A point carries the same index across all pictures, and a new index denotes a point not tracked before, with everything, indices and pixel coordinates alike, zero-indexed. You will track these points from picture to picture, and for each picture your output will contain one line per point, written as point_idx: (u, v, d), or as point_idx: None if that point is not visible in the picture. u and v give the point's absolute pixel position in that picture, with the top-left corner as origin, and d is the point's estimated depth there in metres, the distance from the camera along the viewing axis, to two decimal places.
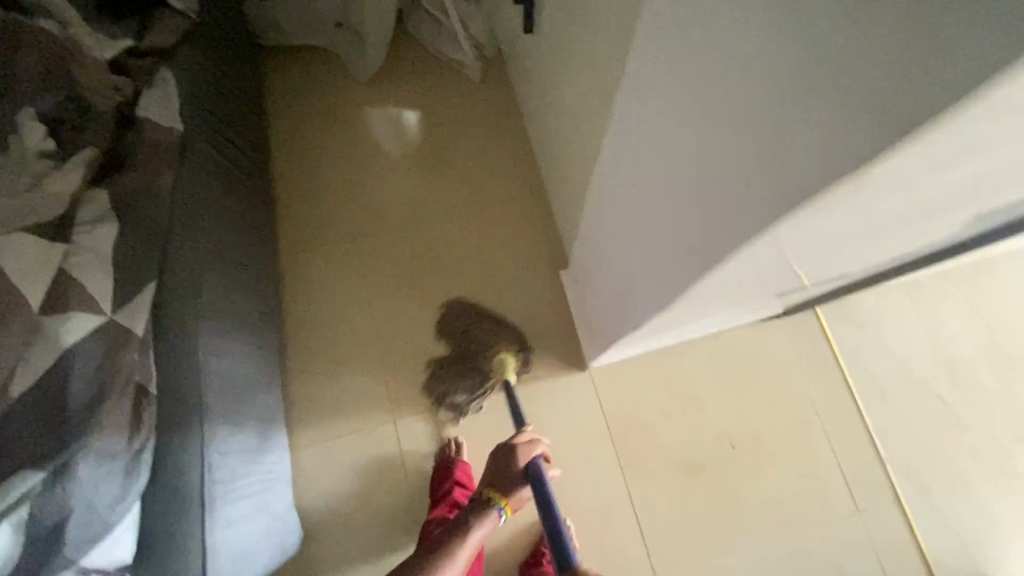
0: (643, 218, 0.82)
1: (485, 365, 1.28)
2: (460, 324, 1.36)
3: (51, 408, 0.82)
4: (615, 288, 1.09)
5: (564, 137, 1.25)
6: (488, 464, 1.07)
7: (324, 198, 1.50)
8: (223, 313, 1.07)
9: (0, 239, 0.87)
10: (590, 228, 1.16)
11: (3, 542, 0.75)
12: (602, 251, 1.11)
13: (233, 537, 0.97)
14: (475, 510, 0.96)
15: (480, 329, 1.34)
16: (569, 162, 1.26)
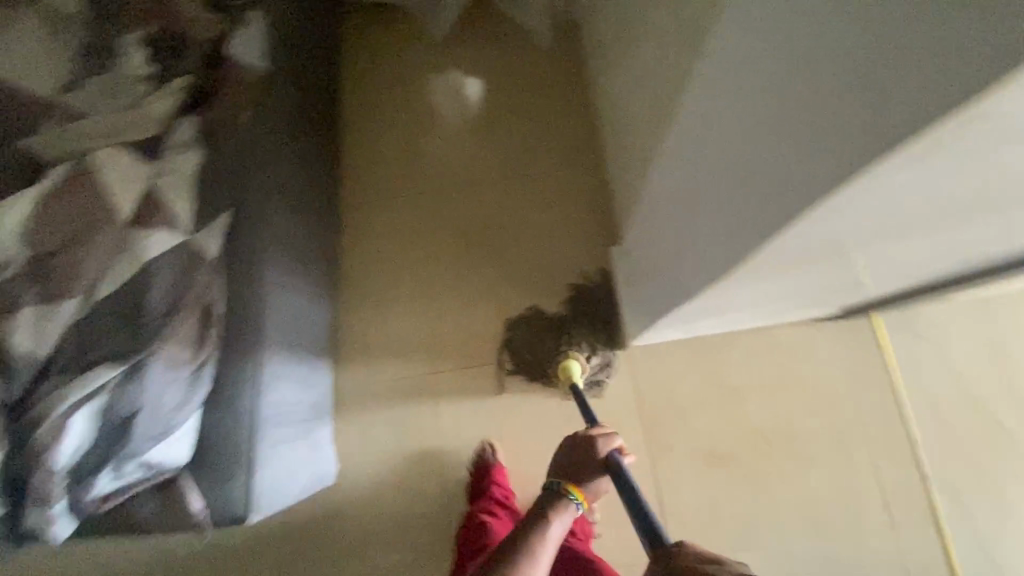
0: (707, 189, 0.81)
1: (566, 350, 1.28)
2: (589, 303, 1.37)
3: (131, 312, 0.89)
4: (665, 266, 1.08)
5: (630, 111, 1.24)
6: (562, 452, 1.08)
7: (387, 154, 1.54)
8: (285, 249, 1.12)
9: (101, 152, 0.96)
10: (648, 204, 1.15)
11: (83, 424, 0.84)
12: (657, 227, 1.11)
13: (277, 455, 1.02)
14: (552, 501, 1.00)
15: (598, 321, 1.34)
16: (631, 137, 1.25)
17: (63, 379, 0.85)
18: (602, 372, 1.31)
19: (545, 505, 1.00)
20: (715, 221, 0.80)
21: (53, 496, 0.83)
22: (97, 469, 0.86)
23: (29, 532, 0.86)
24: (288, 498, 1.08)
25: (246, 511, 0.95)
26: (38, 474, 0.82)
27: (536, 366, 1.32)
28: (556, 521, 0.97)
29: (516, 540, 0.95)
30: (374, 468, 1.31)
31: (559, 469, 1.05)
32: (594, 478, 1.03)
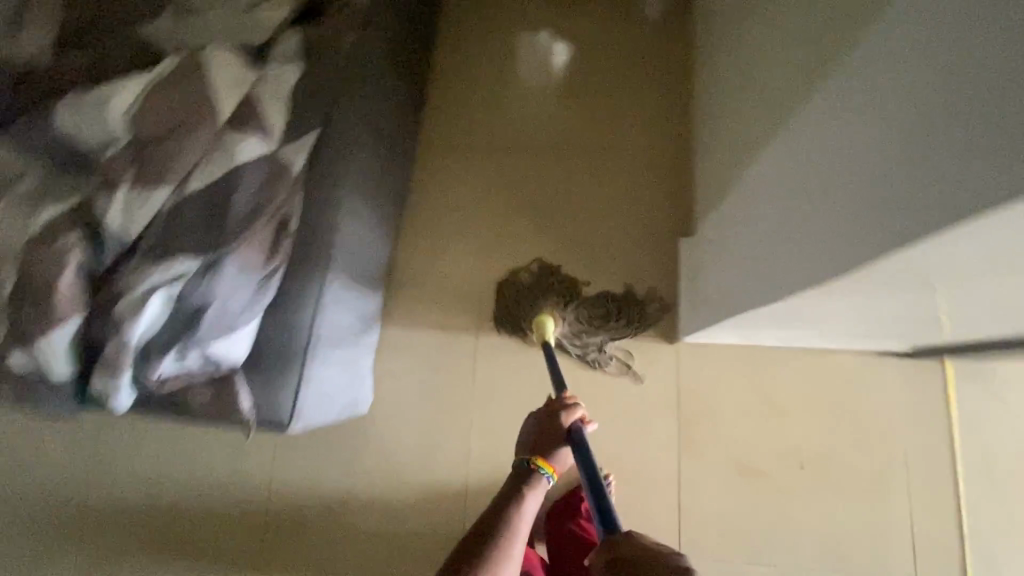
0: (812, 190, 0.77)
1: (549, 308, 1.29)
2: (620, 304, 1.32)
3: (215, 210, 0.92)
4: (739, 264, 1.04)
5: (734, 101, 1.18)
6: (526, 430, 1.09)
7: (471, 104, 1.51)
8: (362, 178, 1.12)
9: (213, 50, 0.98)
10: (735, 199, 1.10)
11: (157, 306, 0.88)
12: (740, 224, 1.06)
13: (323, 376, 1.06)
14: (524, 478, 1.00)
15: (612, 318, 1.30)
16: (730, 128, 1.19)
17: (146, 261, 0.89)
18: (578, 345, 1.30)
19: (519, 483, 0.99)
20: (808, 224, 0.76)
21: (121, 367, 0.88)
22: (163, 351, 0.90)
23: (94, 395, 0.92)
24: (323, 419, 1.13)
25: (286, 421, 1.00)
26: (112, 342, 0.87)
27: (514, 311, 1.32)
28: (530, 497, 0.97)
29: (494, 526, 0.93)
30: (405, 408, 1.33)
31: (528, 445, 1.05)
32: (562, 452, 1.04)
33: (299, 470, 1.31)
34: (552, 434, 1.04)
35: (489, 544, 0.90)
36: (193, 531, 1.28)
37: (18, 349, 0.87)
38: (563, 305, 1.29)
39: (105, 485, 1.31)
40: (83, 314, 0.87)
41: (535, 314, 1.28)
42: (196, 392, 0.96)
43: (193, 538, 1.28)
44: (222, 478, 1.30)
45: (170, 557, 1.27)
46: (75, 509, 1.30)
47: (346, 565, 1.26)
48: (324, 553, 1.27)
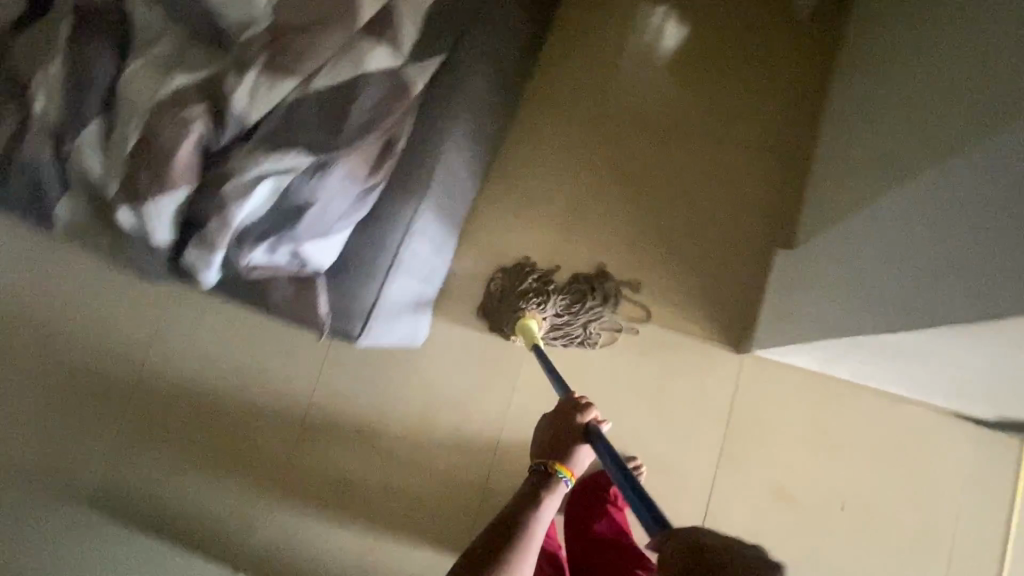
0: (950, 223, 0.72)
1: (528, 310, 1.28)
2: (592, 283, 1.31)
3: (335, 114, 0.91)
4: (841, 287, 0.98)
5: (872, 118, 1.10)
6: (540, 431, 1.07)
7: (587, 65, 1.46)
8: (471, 114, 1.10)
9: None
10: (851, 220, 1.03)
11: (265, 194, 0.89)
12: (852, 246, 1.00)
13: (396, 300, 1.08)
14: (540, 481, 0.99)
15: (588, 297, 1.29)
16: (861, 146, 1.12)
17: (260, 148, 0.89)
18: (563, 338, 1.30)
19: (536, 486, 0.98)
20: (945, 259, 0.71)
21: (217, 246, 0.89)
22: (257, 240, 0.91)
23: (186, 266, 0.94)
24: (384, 341, 1.15)
25: (357, 333, 1.03)
26: (216, 221, 0.88)
27: (498, 320, 1.31)
28: (547, 500, 0.95)
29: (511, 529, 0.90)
30: (454, 354, 1.33)
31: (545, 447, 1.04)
32: (580, 456, 1.02)
33: (340, 388, 1.33)
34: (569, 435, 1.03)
35: (505, 553, 0.87)
36: (232, 420, 1.33)
37: (128, 206, 0.89)
38: (542, 299, 1.28)
39: (160, 357, 1.36)
40: (193, 186, 0.89)
41: (515, 315, 1.27)
42: (278, 286, 0.99)
43: (231, 427, 1.33)
44: (268, 377, 1.34)
45: (208, 438, 1.33)
46: (128, 373, 1.35)
47: (369, 486, 1.30)
48: (350, 471, 1.31)
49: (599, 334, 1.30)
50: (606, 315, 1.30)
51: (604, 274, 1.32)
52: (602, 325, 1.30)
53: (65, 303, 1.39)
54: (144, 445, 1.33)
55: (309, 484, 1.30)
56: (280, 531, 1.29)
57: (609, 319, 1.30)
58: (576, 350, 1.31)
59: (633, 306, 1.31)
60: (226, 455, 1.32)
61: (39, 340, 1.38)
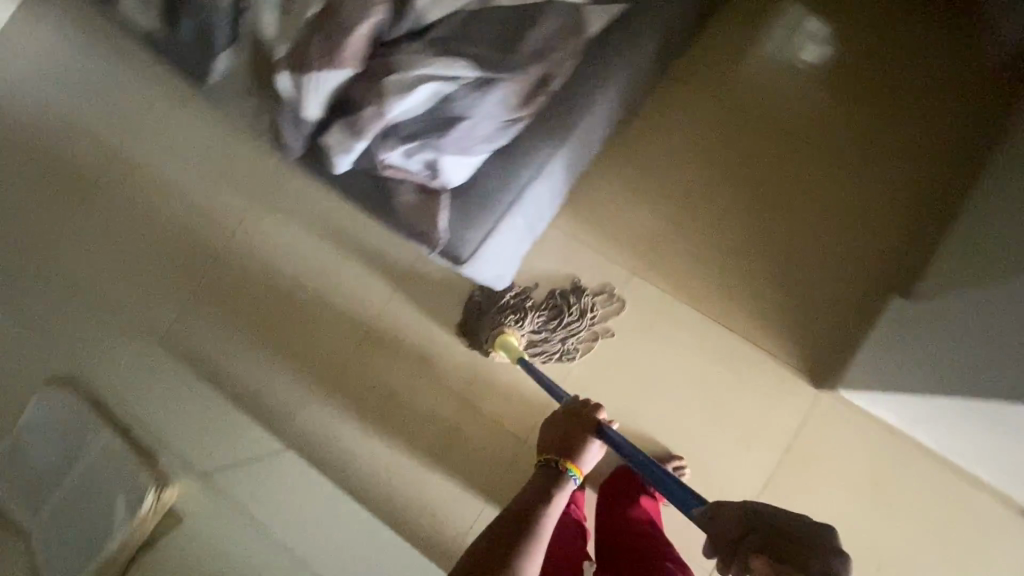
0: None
1: (506, 326, 1.26)
2: (568, 297, 1.30)
3: (512, 35, 0.90)
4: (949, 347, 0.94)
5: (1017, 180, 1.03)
6: (548, 433, 1.08)
7: (742, 58, 1.38)
8: (627, 74, 1.07)
9: None
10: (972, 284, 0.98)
11: (424, 96, 0.88)
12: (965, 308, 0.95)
13: (506, 237, 1.07)
14: (552, 474, 0.98)
15: (564, 311, 1.28)
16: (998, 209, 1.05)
17: (429, 50, 0.89)
18: (542, 356, 1.29)
19: (549, 479, 0.97)
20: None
21: (362, 134, 0.90)
22: (401, 140, 0.91)
23: (323, 147, 0.96)
24: (478, 278, 1.14)
25: (463, 260, 1.01)
26: (370, 109, 0.88)
27: (476, 336, 1.29)
28: (561, 489, 0.94)
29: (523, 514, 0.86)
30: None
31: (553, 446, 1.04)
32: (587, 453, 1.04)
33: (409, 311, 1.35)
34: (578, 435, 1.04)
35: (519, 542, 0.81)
36: (301, 311, 1.37)
37: (290, 71, 0.90)
38: (520, 315, 1.27)
39: (251, 233, 1.40)
40: (357, 70, 0.89)
41: (495, 331, 1.26)
42: (403, 193, 0.99)
43: (298, 317, 1.36)
44: (343, 281, 1.36)
45: (274, 321, 1.37)
46: (218, 238, 1.40)
47: (412, 412, 1.32)
48: (398, 391, 1.33)
49: (578, 346, 1.30)
50: (583, 331, 1.30)
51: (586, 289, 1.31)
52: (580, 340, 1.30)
53: (179, 157, 1.44)
54: (216, 309, 1.38)
55: (358, 392, 1.33)
56: (319, 427, 1.32)
57: (586, 330, 1.30)
58: (558, 365, 1.30)
59: (607, 314, 1.31)
60: (287, 341, 1.36)
61: (147, 185, 1.44)
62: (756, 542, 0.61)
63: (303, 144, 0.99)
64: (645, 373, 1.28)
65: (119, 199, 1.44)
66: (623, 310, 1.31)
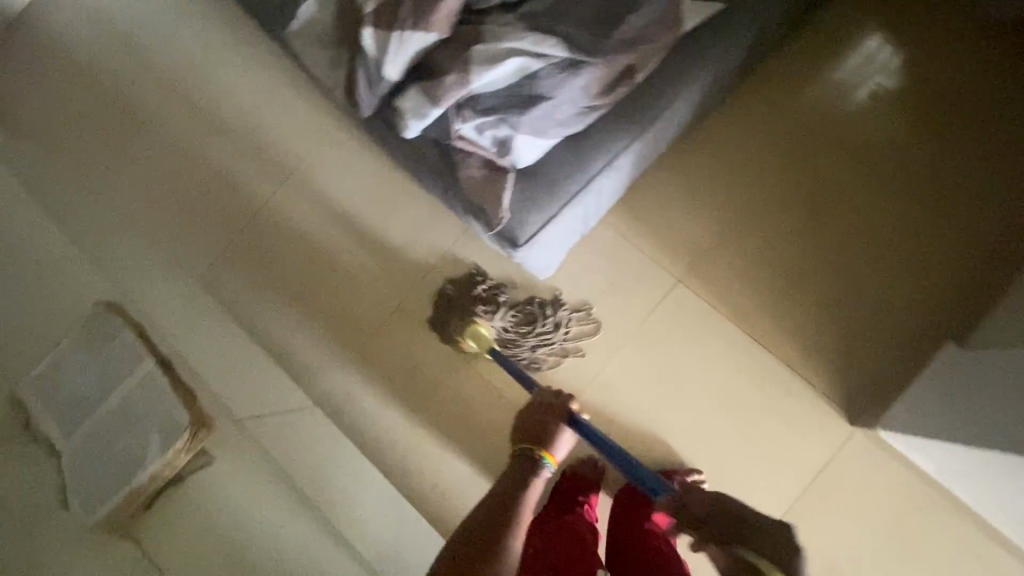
0: None
1: (479, 320, 1.25)
2: (545, 307, 1.28)
3: (605, 19, 0.88)
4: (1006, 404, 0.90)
5: None
6: (521, 422, 1.10)
7: (822, 76, 1.34)
8: (713, 77, 1.03)
9: None
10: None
11: (508, 71, 0.86)
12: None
13: (565, 227, 1.04)
14: (527, 464, 1.01)
15: (538, 320, 1.27)
16: None
17: (520, 24, 0.87)
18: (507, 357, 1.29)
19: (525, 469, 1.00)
20: None
21: (439, 100, 0.88)
22: (479, 112, 0.89)
23: (396, 110, 0.93)
24: (528, 266, 1.11)
25: (519, 243, 0.98)
26: (452, 77, 0.86)
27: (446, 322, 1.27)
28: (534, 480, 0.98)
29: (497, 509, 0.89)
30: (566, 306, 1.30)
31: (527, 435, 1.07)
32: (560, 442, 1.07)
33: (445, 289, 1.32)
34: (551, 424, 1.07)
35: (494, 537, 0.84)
36: (335, 272, 1.34)
37: (376, 28, 0.88)
38: (493, 309, 1.26)
39: (297, 188, 1.39)
40: (444, 35, 0.88)
41: (466, 323, 1.24)
42: (469, 167, 0.96)
43: (331, 279, 1.34)
44: (383, 249, 1.34)
45: (307, 279, 1.35)
46: (264, 190, 1.40)
47: (433, 390, 1.29)
48: (421, 367, 1.30)
49: (545, 358, 1.29)
50: (554, 345, 1.29)
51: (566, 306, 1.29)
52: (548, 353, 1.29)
53: (235, 103, 1.44)
54: (251, 260, 1.37)
55: (382, 363, 1.31)
56: (338, 393, 1.30)
57: (556, 345, 1.29)
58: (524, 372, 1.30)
59: (581, 334, 1.29)
60: (317, 302, 1.34)
61: (200, 127, 1.44)
62: (709, 530, 0.80)
63: (374, 104, 0.96)
64: (675, 384, 1.26)
65: (172, 138, 1.44)
66: (597, 334, 1.29)
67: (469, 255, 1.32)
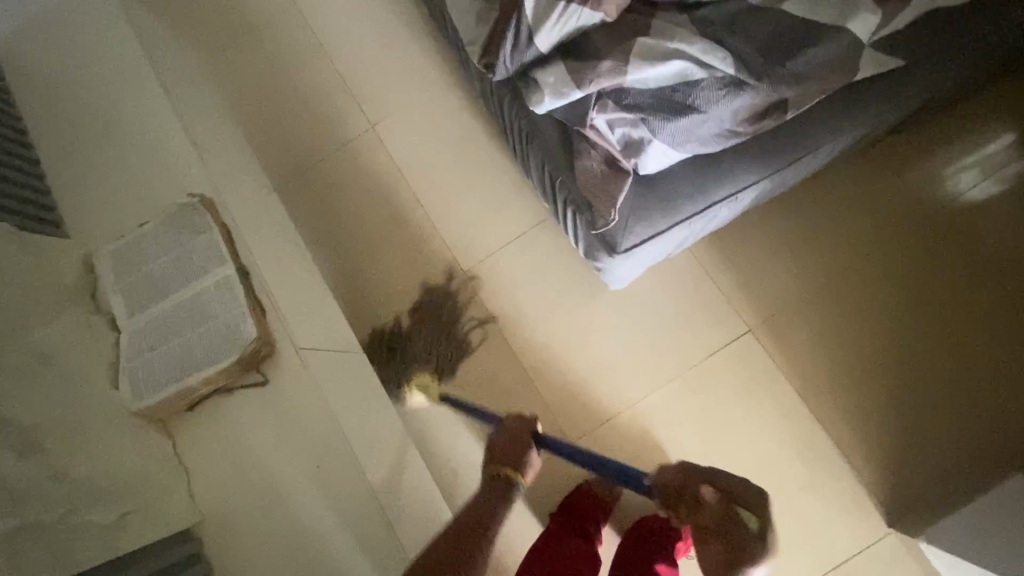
0: None
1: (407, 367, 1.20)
2: (430, 307, 1.26)
3: (781, 47, 0.82)
4: None
5: None
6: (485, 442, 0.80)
7: (962, 162, 1.24)
8: (861, 135, 0.97)
9: None
10: None
11: (665, 73, 0.82)
12: None
13: (664, 246, 0.99)
14: (488, 499, 0.71)
15: (434, 315, 1.25)
16: None
17: (691, 29, 0.83)
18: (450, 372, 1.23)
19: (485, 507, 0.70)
20: None
21: (586, 83, 0.84)
22: (622, 107, 0.85)
23: (533, 82, 0.89)
24: (610, 278, 1.06)
25: (618, 251, 0.94)
26: (608, 65, 0.83)
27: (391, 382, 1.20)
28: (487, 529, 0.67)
29: None
30: (626, 322, 1.26)
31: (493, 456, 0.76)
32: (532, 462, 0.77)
33: (508, 271, 1.28)
34: (523, 443, 0.77)
35: None
36: (405, 224, 1.32)
37: None
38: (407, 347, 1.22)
39: (391, 132, 1.37)
40: (609, 18, 0.84)
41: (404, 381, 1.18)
42: (587, 160, 0.91)
43: (403, 230, 1.32)
44: (462, 214, 1.31)
45: (376, 224, 1.32)
46: (357, 126, 1.38)
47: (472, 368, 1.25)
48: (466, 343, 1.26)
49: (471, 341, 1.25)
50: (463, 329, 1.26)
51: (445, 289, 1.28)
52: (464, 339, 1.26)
53: (353, 35, 1.43)
54: (332, 189, 1.35)
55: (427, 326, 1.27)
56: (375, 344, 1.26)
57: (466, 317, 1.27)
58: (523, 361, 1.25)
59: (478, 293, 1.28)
60: (379, 248, 1.31)
61: (317, 49, 1.43)
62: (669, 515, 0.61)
63: (510, 72, 0.91)
64: (716, 432, 1.21)
65: (284, 53, 1.44)
66: (553, 330, 1.26)
67: (541, 243, 1.29)
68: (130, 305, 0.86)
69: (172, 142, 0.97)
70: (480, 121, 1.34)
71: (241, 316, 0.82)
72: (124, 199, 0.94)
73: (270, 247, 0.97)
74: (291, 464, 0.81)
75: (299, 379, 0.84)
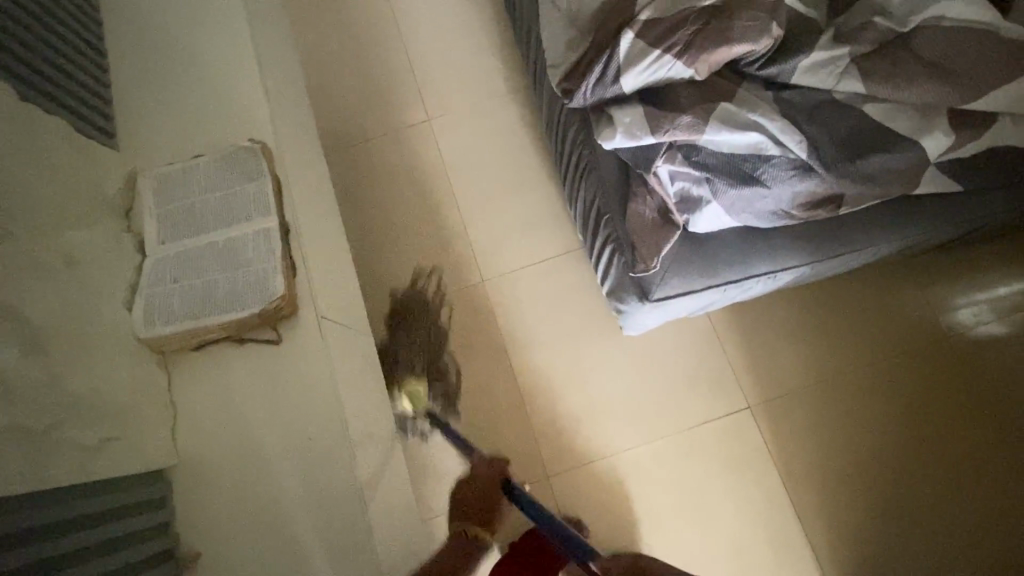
0: None
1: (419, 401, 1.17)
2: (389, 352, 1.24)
3: (850, 144, 0.85)
4: None
5: None
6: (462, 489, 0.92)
7: (983, 296, 1.26)
8: (904, 245, 0.98)
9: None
10: None
11: (737, 142, 0.84)
12: None
13: (693, 305, 1.00)
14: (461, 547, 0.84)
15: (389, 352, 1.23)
16: None
17: (770, 106, 0.85)
18: (429, 343, 1.22)
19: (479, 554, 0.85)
20: None
21: (661, 132, 0.85)
22: (689, 162, 0.87)
23: (608, 118, 0.91)
24: (629, 323, 1.07)
25: (648, 298, 0.95)
26: (686, 119, 0.84)
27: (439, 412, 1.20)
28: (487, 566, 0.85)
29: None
30: (630, 369, 1.26)
31: (465, 509, 0.88)
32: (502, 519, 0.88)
33: (527, 291, 1.29)
34: (492, 497, 0.88)
35: None
36: (439, 221, 1.32)
37: (639, 37, 0.87)
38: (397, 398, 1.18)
39: (444, 129, 1.38)
40: (699, 76, 0.86)
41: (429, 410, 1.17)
42: (641, 205, 0.92)
43: (434, 225, 1.32)
44: (495, 225, 1.32)
45: (411, 214, 1.33)
46: (414, 116, 1.40)
47: (468, 375, 1.25)
48: (470, 350, 1.26)
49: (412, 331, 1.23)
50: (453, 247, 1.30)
51: (394, 305, 1.26)
52: (425, 318, 1.24)
53: (431, 32, 1.46)
54: (376, 169, 1.36)
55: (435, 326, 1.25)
56: (382, 329, 1.26)
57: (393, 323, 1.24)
58: (519, 381, 1.24)
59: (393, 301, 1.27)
60: (408, 238, 1.31)
61: (395, 38, 1.46)
62: None
63: (587, 102, 0.92)
64: (692, 501, 1.20)
65: (363, 34, 1.47)
66: (555, 359, 1.26)
67: (565, 273, 1.29)
68: (161, 231, 0.85)
69: (241, 86, 0.96)
70: (533, 143, 1.36)
71: (273, 270, 0.81)
72: (182, 128, 0.94)
73: (311, 208, 0.96)
74: (279, 426, 0.79)
75: (306, 346, 0.82)
